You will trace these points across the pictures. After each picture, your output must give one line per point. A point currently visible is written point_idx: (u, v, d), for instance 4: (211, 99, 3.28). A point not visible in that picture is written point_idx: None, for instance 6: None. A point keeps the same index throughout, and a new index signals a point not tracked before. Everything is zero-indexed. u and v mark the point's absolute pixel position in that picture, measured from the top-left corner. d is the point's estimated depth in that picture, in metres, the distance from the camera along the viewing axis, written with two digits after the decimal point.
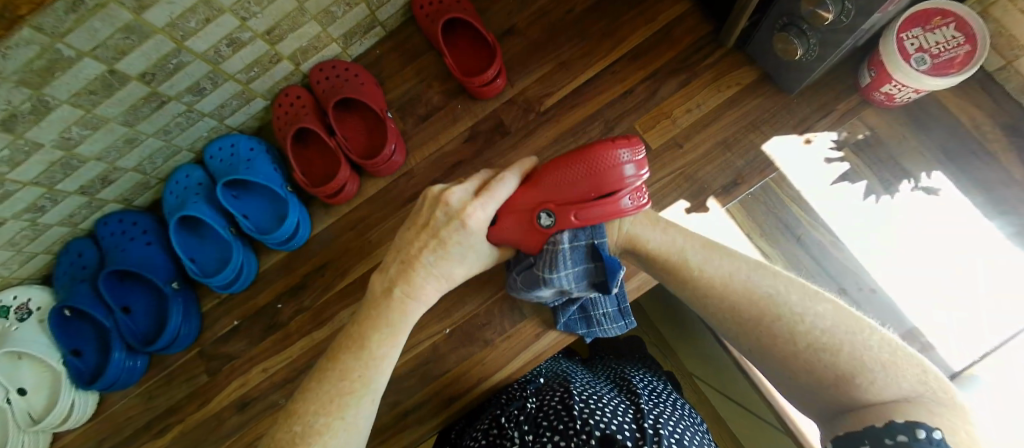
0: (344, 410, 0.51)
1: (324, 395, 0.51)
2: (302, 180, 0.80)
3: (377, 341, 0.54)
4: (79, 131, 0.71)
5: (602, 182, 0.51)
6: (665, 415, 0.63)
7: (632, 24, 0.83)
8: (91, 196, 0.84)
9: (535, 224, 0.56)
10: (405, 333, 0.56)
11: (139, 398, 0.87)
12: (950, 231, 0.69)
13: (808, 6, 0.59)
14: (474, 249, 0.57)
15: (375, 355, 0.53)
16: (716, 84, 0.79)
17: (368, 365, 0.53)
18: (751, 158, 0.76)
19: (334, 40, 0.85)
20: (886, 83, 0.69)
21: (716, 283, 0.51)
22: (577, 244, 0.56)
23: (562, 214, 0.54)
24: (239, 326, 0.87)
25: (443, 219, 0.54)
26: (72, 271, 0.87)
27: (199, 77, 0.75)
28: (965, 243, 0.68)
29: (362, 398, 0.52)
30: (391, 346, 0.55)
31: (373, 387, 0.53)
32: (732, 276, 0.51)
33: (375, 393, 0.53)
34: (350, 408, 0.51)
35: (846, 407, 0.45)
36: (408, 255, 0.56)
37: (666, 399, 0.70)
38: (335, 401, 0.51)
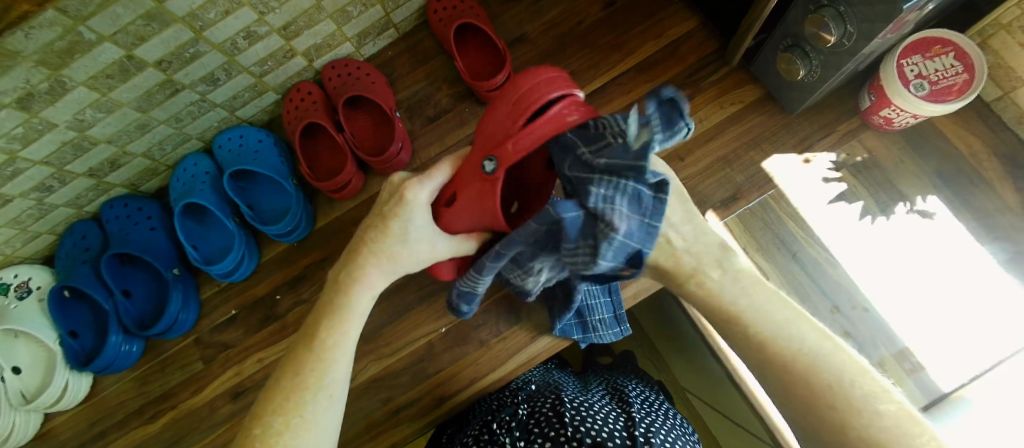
0: (300, 406, 0.51)
1: (282, 392, 0.51)
2: (308, 173, 0.81)
3: (329, 332, 0.54)
4: (93, 113, 0.73)
5: (526, 101, 0.45)
6: (656, 423, 0.64)
7: (640, 38, 0.85)
8: (99, 179, 0.85)
9: (481, 182, 0.48)
10: (355, 323, 0.56)
11: (132, 382, 0.88)
12: (942, 254, 0.70)
13: (812, 27, 0.61)
14: (418, 228, 0.55)
15: (326, 346, 0.54)
16: (720, 101, 0.81)
17: (320, 358, 0.53)
18: (751, 174, 0.77)
19: (348, 39, 0.87)
20: (885, 107, 0.70)
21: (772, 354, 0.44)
22: (628, 244, 0.45)
23: (502, 150, 0.46)
24: (237, 315, 0.88)
25: (389, 198, 0.56)
26: (74, 252, 0.88)
27: (214, 67, 0.77)
28: (958, 267, 0.69)
29: (318, 391, 0.52)
30: (338, 337, 0.54)
31: (328, 381, 0.53)
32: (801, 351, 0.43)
33: (331, 387, 0.53)
34: (306, 403, 0.51)
35: None
36: (353, 250, 0.57)
37: (657, 408, 0.70)
38: (292, 398, 0.51)
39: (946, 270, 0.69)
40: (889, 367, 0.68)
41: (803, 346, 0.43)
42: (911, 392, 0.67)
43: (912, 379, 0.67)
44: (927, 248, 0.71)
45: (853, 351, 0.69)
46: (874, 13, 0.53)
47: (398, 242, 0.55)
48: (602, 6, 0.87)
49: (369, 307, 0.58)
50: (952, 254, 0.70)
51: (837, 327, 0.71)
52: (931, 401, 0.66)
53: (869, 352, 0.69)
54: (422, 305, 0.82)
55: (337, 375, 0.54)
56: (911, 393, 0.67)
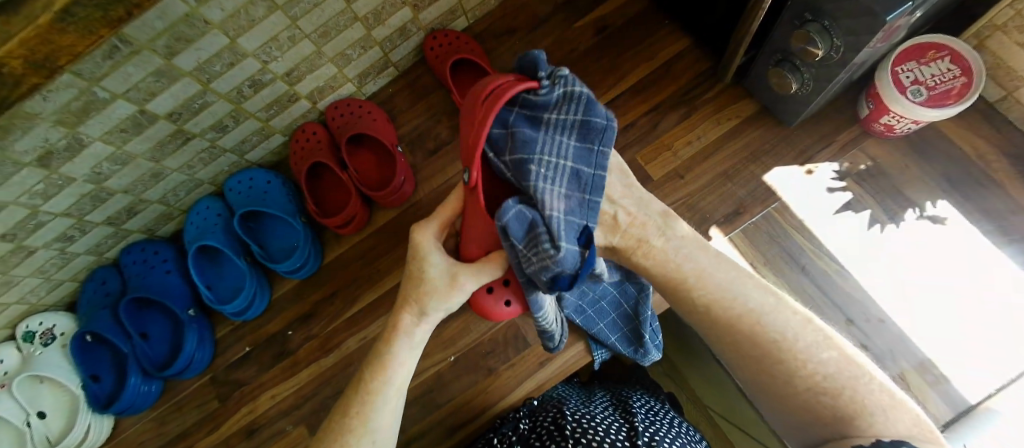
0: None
1: (331, 434, 0.53)
2: (314, 210, 0.83)
3: (372, 374, 0.54)
4: (110, 166, 0.76)
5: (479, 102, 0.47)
6: (660, 433, 0.62)
7: (634, 60, 0.86)
8: (117, 226, 0.88)
9: (472, 195, 0.49)
10: (403, 366, 0.56)
11: (151, 423, 0.89)
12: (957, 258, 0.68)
13: (799, 43, 0.60)
14: (434, 263, 0.54)
15: (373, 391, 0.54)
16: (716, 117, 0.81)
17: (368, 402, 0.53)
18: (752, 189, 0.77)
19: (349, 79, 0.90)
20: (884, 115, 0.69)
21: (724, 322, 0.48)
22: (572, 221, 0.47)
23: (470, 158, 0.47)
24: (250, 353, 0.89)
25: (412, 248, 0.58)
26: (95, 298, 0.92)
27: (222, 115, 0.80)
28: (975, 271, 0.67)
29: (363, 435, 0.52)
30: (383, 383, 0.54)
31: (371, 427, 0.53)
32: (743, 315, 0.47)
33: (375, 433, 0.53)
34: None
35: (832, 439, 0.44)
36: (405, 286, 0.56)
37: (662, 417, 0.68)
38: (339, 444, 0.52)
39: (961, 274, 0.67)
40: (910, 380, 0.65)
41: (750, 306, 0.47)
42: (936, 405, 0.64)
43: (936, 391, 0.64)
44: (942, 253, 0.69)
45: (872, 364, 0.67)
46: (859, 25, 0.53)
47: (425, 283, 0.54)
48: (594, 33, 0.89)
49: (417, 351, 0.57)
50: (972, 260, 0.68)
51: (852, 341, 0.68)
52: (958, 415, 0.62)
53: (888, 365, 0.66)
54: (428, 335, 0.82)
55: (382, 421, 0.53)
56: (935, 406, 0.64)
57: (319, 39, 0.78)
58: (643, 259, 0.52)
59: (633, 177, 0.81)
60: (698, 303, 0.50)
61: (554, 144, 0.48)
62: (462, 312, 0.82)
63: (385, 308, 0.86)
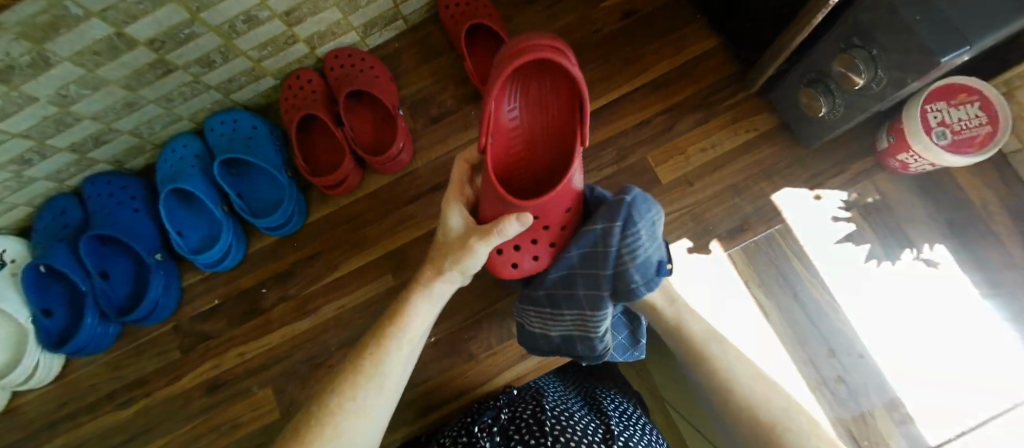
0: (346, 406, 0.49)
1: (341, 374, 0.51)
2: (303, 167, 0.78)
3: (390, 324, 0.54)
4: (78, 90, 0.69)
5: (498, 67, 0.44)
6: (634, 438, 0.61)
7: (659, 53, 0.82)
8: (81, 154, 0.81)
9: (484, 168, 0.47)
10: (420, 318, 0.56)
11: (106, 366, 0.85)
12: (944, 304, 0.69)
13: (840, 66, 0.57)
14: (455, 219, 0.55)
15: (384, 346, 0.53)
16: (735, 126, 0.78)
17: (379, 355, 0.52)
18: (759, 206, 0.75)
19: (353, 27, 0.83)
20: (903, 151, 0.68)
21: (725, 393, 0.50)
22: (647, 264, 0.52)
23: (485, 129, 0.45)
24: (219, 305, 0.85)
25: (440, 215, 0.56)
26: (52, 228, 0.85)
27: (210, 49, 0.73)
28: (963, 319, 0.69)
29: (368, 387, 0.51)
30: (400, 330, 0.54)
31: (384, 370, 0.52)
32: (736, 386, 0.50)
33: (384, 378, 0.52)
34: (357, 397, 0.50)
35: None
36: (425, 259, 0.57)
37: (635, 422, 0.68)
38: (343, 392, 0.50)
39: (947, 319, 0.69)
40: (879, 416, 0.67)
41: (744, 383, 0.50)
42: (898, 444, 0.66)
43: (901, 431, 0.66)
44: (931, 299, 0.70)
45: (846, 397, 0.68)
46: (907, 62, 0.50)
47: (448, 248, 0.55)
48: (620, 16, 0.84)
49: (435, 310, 0.58)
50: (959, 310, 0.69)
51: (831, 372, 0.70)
52: None
53: (861, 400, 0.68)
54: None
55: (391, 369, 0.53)
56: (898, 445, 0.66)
57: None
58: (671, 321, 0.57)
59: (641, 177, 0.79)
60: (708, 376, 0.52)
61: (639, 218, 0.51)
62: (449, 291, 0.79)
63: (368, 277, 0.82)
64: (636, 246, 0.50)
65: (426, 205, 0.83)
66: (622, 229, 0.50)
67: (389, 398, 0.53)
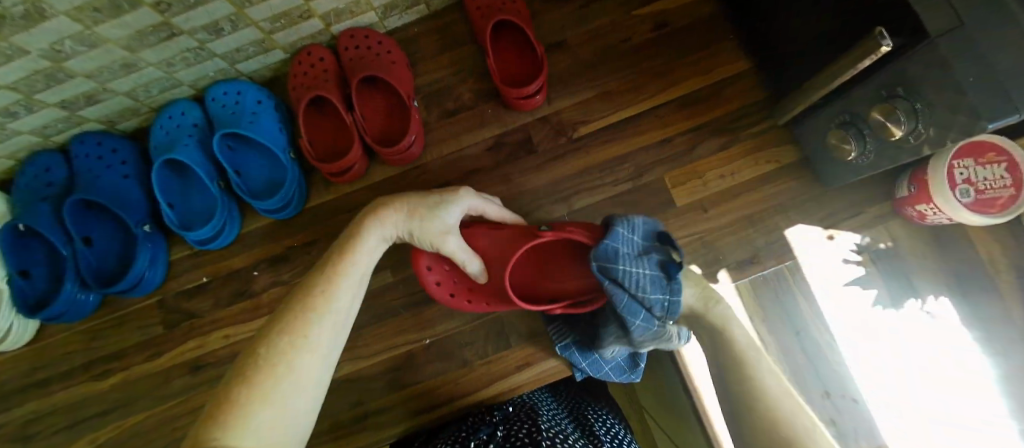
0: (294, 341, 0.43)
1: (289, 311, 0.45)
2: (308, 150, 0.74)
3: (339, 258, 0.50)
4: (73, 46, 0.64)
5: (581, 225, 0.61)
6: None
7: (688, 70, 0.79)
8: (71, 111, 0.76)
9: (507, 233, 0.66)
10: (368, 256, 0.52)
11: (84, 334, 0.82)
12: (943, 352, 0.69)
13: (879, 115, 0.56)
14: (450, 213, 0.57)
15: (337, 274, 0.49)
16: (757, 156, 0.76)
17: (332, 283, 0.48)
18: (771, 240, 0.75)
19: (373, 8, 0.78)
20: (922, 202, 0.68)
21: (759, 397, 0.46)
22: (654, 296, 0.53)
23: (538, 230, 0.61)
24: (207, 284, 0.82)
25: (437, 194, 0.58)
26: (34, 186, 0.80)
27: (220, 16, 0.68)
28: (959, 370, 0.68)
29: (317, 321, 0.45)
30: (349, 264, 0.50)
31: (337, 307, 0.47)
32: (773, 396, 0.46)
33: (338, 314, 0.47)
34: (305, 329, 0.44)
35: None
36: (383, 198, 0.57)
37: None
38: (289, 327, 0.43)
39: (944, 367, 0.68)
40: None
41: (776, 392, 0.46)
42: None
43: None
44: (930, 346, 0.69)
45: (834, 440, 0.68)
46: (951, 121, 0.49)
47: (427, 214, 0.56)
48: (653, 27, 0.81)
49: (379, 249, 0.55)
50: (956, 358, 0.68)
51: (823, 413, 0.69)
52: None
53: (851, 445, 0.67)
54: (406, 310, 0.78)
55: (344, 306, 0.48)
56: None
57: None
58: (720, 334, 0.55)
59: (655, 197, 0.77)
60: (746, 379, 0.48)
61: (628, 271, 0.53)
62: None
63: None
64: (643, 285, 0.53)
65: None
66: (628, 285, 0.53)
67: (341, 334, 0.47)
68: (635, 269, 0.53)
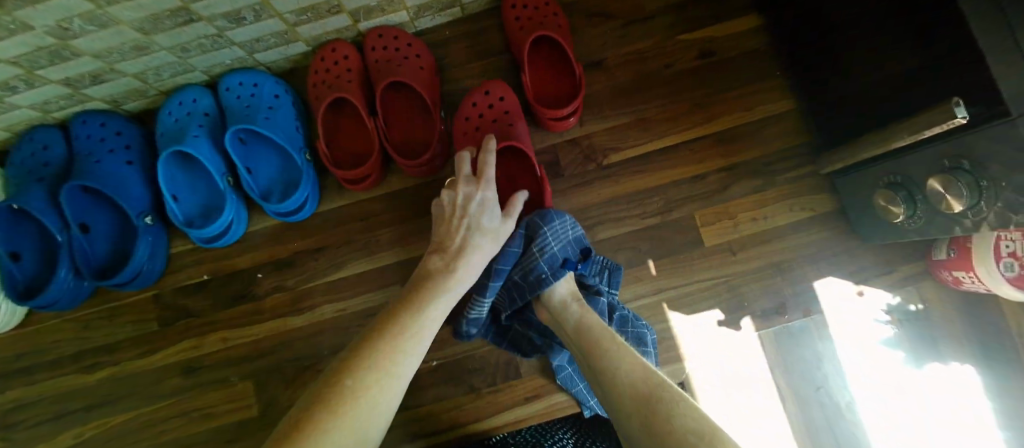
0: (357, 402, 0.41)
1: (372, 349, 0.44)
2: (325, 154, 0.70)
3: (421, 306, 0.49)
4: (82, 25, 0.59)
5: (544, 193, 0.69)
6: None
7: (729, 104, 0.76)
8: (75, 89, 0.72)
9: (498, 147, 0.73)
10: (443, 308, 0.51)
11: (74, 323, 0.79)
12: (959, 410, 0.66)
13: (937, 184, 0.51)
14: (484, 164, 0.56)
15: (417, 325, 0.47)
16: (792, 202, 0.74)
17: (411, 337, 0.46)
18: (799, 290, 0.72)
19: (405, 8, 0.73)
20: (962, 269, 0.64)
21: (621, 372, 0.47)
22: (552, 258, 0.59)
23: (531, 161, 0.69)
24: (207, 282, 0.78)
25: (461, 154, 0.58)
26: (31, 164, 0.76)
27: (243, 5, 0.63)
28: (971, 424, 0.65)
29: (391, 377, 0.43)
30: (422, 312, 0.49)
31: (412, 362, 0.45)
32: (630, 372, 0.47)
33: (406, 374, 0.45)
34: (369, 391, 0.41)
35: None
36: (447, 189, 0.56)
37: None
38: (355, 383, 0.41)
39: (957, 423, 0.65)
40: None
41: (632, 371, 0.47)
42: None
43: None
44: (945, 402, 0.67)
45: None
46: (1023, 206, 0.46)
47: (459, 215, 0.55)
48: (697, 55, 0.77)
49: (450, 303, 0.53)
50: (973, 411, 0.65)
51: None
52: None
53: None
54: None
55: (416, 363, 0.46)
56: None
57: None
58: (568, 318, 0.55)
59: (682, 235, 0.74)
60: (610, 362, 0.49)
61: (548, 234, 0.60)
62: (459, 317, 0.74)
63: (375, 284, 0.76)
64: (547, 242, 0.60)
65: None
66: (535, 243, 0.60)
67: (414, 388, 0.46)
68: (548, 251, 0.60)
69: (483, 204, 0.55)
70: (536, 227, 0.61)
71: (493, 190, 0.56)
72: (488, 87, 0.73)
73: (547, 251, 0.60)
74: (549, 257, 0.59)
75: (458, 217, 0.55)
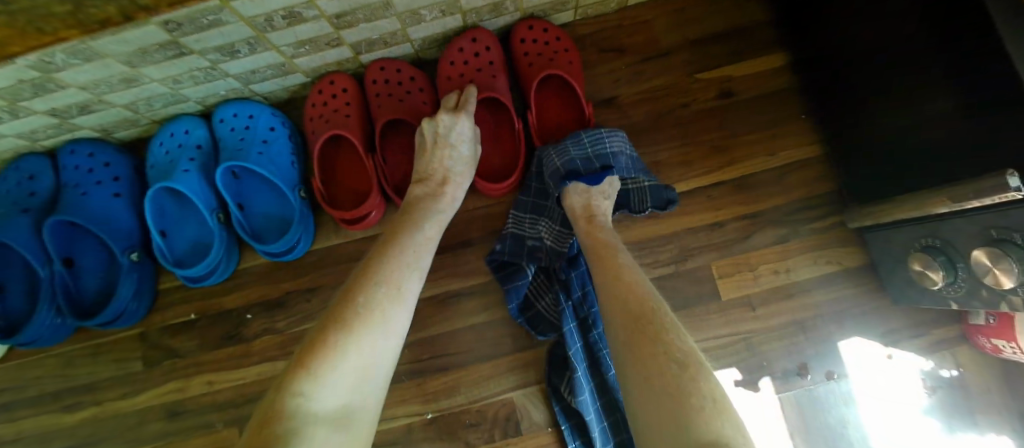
0: (331, 354, 0.43)
1: (345, 305, 0.46)
2: (321, 194, 0.66)
3: (395, 262, 0.50)
4: (65, 59, 0.55)
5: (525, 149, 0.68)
6: None
7: (750, 148, 0.71)
8: (62, 119, 0.68)
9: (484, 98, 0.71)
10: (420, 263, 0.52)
11: (57, 359, 0.75)
12: None
13: (987, 259, 0.46)
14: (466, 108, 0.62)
15: (391, 281, 0.49)
16: (815, 254, 0.69)
17: (386, 294, 0.48)
18: (824, 351, 0.67)
19: (410, 40, 0.69)
20: (1002, 338, 0.58)
21: (622, 279, 0.49)
22: (572, 166, 0.62)
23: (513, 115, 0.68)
24: (195, 321, 0.75)
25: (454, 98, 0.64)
26: (16, 194, 0.73)
27: (236, 39, 0.59)
28: None
29: (363, 333, 0.45)
30: (398, 267, 0.50)
31: (387, 317, 0.47)
32: (632, 281, 0.48)
33: (387, 323, 0.47)
34: (374, 315, 0.46)
35: (664, 408, 0.36)
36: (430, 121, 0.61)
37: None
38: (360, 307, 0.46)
39: None
40: None
41: (638, 282, 0.48)
42: None
43: None
44: None
45: None
46: None
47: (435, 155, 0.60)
48: (717, 95, 0.72)
49: (428, 258, 0.54)
50: None
51: None
52: None
53: None
54: (408, 379, 0.70)
55: (394, 312, 0.48)
56: None
57: None
58: (587, 235, 0.58)
59: (698, 287, 0.69)
60: (614, 267, 0.51)
61: (569, 148, 0.63)
62: (457, 367, 0.69)
63: None
64: (569, 152, 0.63)
65: (448, 263, 0.71)
66: (553, 154, 0.64)
67: (391, 341, 0.47)
68: (570, 158, 0.62)
69: (463, 134, 0.61)
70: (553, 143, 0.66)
71: (471, 123, 0.62)
72: (475, 35, 0.70)
73: (570, 161, 0.62)
74: (571, 166, 0.62)
75: (438, 154, 0.60)
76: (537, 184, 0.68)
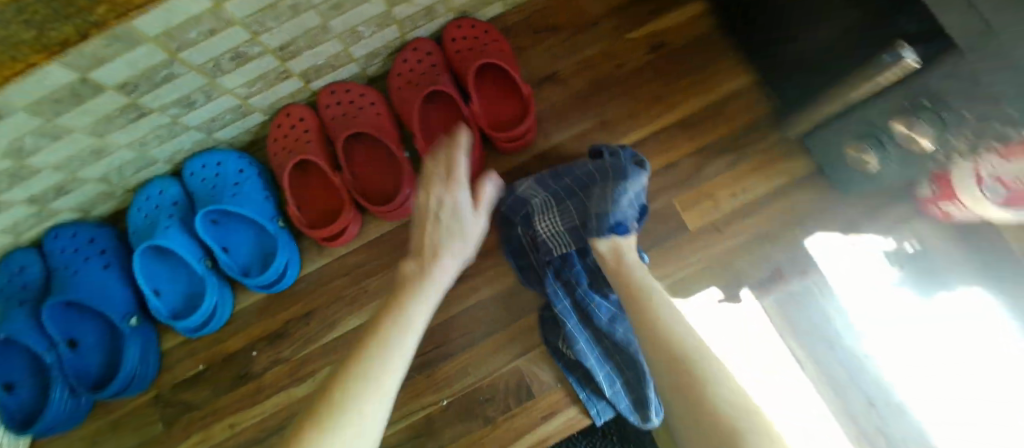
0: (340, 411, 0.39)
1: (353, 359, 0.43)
2: (297, 217, 0.70)
3: (401, 314, 0.47)
4: (35, 140, 0.59)
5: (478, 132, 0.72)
6: None
7: (686, 90, 0.77)
8: (42, 206, 0.71)
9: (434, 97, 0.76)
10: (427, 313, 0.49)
11: (77, 440, 0.76)
12: None
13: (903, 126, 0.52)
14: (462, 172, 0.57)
15: (402, 334, 0.46)
16: (766, 170, 0.74)
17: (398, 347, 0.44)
18: (794, 255, 0.72)
19: (354, 59, 0.74)
20: (948, 200, 0.60)
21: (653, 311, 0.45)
22: (621, 215, 0.55)
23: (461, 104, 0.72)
24: (204, 371, 0.77)
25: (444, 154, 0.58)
26: (9, 288, 0.75)
27: (192, 89, 0.63)
28: None
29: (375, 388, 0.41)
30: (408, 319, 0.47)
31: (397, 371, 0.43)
32: (666, 314, 0.45)
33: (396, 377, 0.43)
34: (384, 367, 0.42)
35: None
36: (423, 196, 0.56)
37: None
38: (371, 361, 0.42)
39: None
40: None
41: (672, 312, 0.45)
42: None
43: None
44: None
45: None
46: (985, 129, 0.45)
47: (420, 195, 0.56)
48: (646, 50, 0.78)
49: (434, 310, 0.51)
50: None
51: (870, 425, 0.66)
52: None
53: None
54: (416, 374, 0.72)
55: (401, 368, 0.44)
56: None
57: (329, 11, 0.61)
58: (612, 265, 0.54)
59: (666, 224, 0.73)
60: (643, 299, 0.47)
61: (629, 188, 0.56)
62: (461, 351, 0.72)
63: None
64: (627, 196, 0.56)
65: None
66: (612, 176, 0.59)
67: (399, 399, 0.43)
68: (622, 206, 0.55)
69: (463, 209, 0.56)
70: (622, 166, 0.59)
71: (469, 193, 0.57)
72: (415, 44, 0.76)
73: (620, 213, 0.55)
74: (621, 215, 0.55)
75: (432, 222, 0.55)
76: (570, 181, 0.66)
